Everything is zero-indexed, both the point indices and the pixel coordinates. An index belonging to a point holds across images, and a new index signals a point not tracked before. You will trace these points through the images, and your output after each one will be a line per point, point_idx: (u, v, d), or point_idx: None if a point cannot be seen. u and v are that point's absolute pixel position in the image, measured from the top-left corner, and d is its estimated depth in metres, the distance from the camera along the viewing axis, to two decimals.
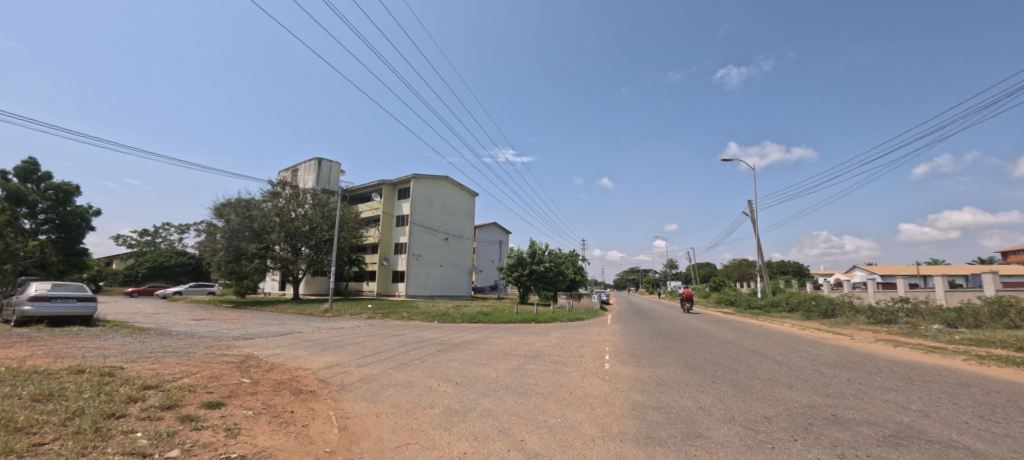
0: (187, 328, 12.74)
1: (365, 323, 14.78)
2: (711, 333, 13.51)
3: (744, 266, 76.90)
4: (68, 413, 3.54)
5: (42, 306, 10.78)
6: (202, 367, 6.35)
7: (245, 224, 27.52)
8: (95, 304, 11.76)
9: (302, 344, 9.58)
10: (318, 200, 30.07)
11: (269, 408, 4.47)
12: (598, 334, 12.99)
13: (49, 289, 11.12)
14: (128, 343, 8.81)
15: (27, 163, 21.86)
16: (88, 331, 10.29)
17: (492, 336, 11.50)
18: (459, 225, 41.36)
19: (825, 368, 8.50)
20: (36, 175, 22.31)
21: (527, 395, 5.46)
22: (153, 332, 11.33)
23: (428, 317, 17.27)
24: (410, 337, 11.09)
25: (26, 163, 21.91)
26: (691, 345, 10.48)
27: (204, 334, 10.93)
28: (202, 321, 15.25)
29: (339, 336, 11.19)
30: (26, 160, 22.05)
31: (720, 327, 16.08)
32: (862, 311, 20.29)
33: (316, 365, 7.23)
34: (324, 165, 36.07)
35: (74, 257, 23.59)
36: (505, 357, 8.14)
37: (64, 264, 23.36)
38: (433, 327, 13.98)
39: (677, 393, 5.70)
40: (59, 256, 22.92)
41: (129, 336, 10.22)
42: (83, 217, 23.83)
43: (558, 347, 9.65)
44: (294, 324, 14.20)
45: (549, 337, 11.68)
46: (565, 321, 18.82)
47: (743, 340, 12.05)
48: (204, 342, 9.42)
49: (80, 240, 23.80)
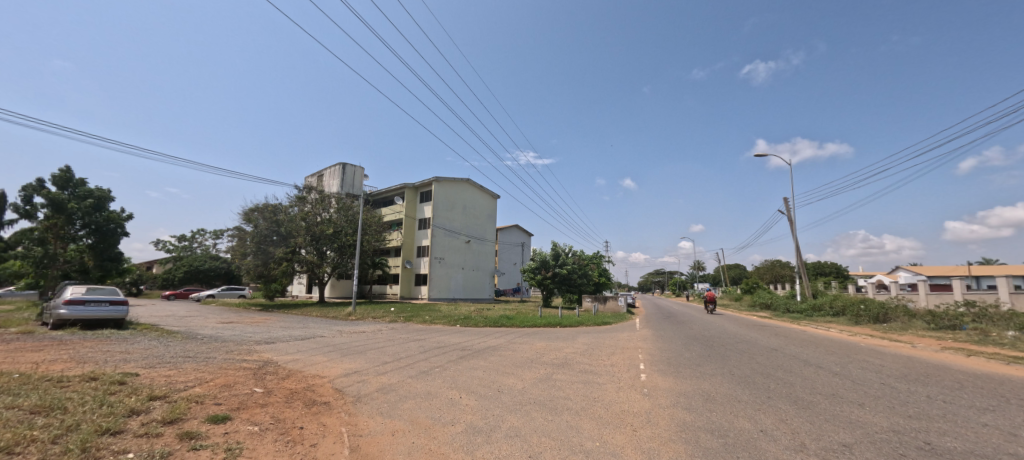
0: (213, 331, 12.91)
1: (386, 327, 14.56)
2: (753, 340, 12.46)
3: (778, 267, 73.24)
4: (60, 429, 3.24)
5: (77, 310, 11.24)
6: (216, 375, 6.11)
7: (272, 229, 28.17)
8: (126, 307, 12.16)
9: (322, 348, 9.37)
10: (342, 204, 30.50)
11: (278, 424, 4.08)
12: (628, 340, 12.23)
13: (84, 293, 11.61)
14: (153, 347, 8.82)
15: (65, 170, 23.14)
16: (118, 334, 10.51)
17: (516, 342, 10.99)
18: (481, 227, 41.12)
19: (896, 382, 7.46)
20: (72, 182, 23.56)
21: (558, 411, 4.88)
22: (181, 336, 11.49)
23: (450, 321, 16.93)
24: (431, 343, 10.70)
25: (64, 171, 23.20)
26: (734, 353, 9.60)
27: (228, 338, 10.95)
28: (229, 324, 15.50)
29: (360, 340, 10.96)
30: (64, 167, 23.30)
31: (761, 333, 14.90)
32: (920, 316, 18.48)
33: (334, 373, 6.91)
34: (348, 170, 36.65)
35: (109, 262, 24.65)
36: (531, 365, 7.58)
37: (100, 269, 24.41)
38: (455, 331, 13.60)
39: (730, 412, 4.99)
40: (97, 260, 24.10)
41: (156, 339, 10.32)
42: (119, 222, 25.06)
43: (587, 355, 9.02)
44: (317, 328, 14.16)
45: (576, 343, 11.05)
46: (591, 325, 18.07)
47: (791, 348, 10.99)
48: (227, 347, 9.37)
49: (115, 245, 24.96)
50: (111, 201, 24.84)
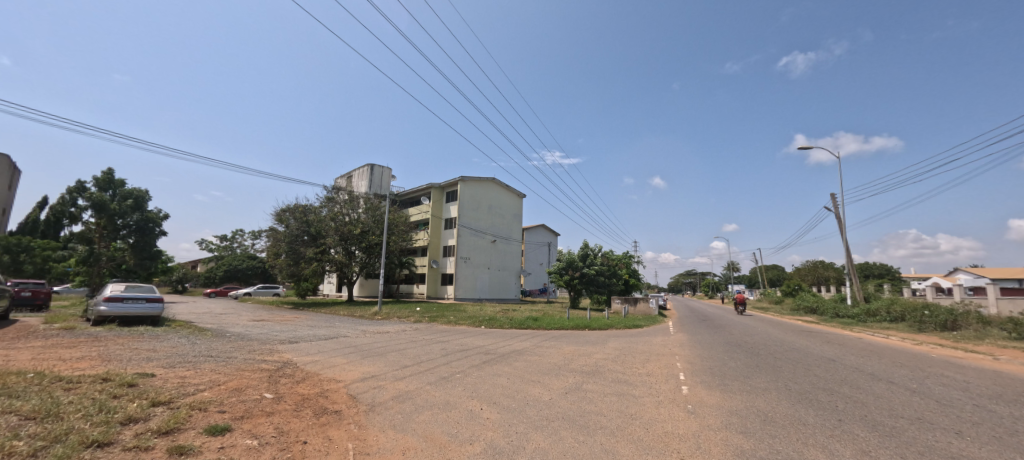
0: (242, 329, 13.16)
1: (410, 328, 14.35)
2: (805, 349, 11.25)
3: (820, 268, 68.74)
4: (45, 440, 2.98)
5: (116, 306, 11.82)
6: (231, 377, 5.90)
7: (303, 229, 28.91)
8: (161, 305, 12.65)
9: (344, 350, 9.15)
10: (370, 204, 30.87)
11: (280, 438, 3.71)
12: (663, 345, 11.35)
13: (122, 291, 12.18)
14: (180, 346, 8.90)
15: (106, 173, 24.60)
16: (152, 331, 10.83)
17: (542, 346, 10.40)
18: (507, 227, 40.68)
19: (993, 403, 6.30)
20: (114, 184, 25.00)
21: (591, 430, 4.27)
22: (211, 333, 11.72)
23: (475, 322, 16.57)
24: (454, 345, 10.29)
25: (104, 172, 24.67)
26: (786, 363, 8.60)
27: (254, 337, 11.04)
28: (259, 322, 15.87)
29: (382, 341, 10.71)
30: (104, 169, 24.76)
31: (813, 340, 13.53)
32: (997, 324, 16.27)
33: (350, 377, 6.57)
34: (376, 171, 37.22)
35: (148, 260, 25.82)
36: (559, 374, 6.95)
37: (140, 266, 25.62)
38: (479, 333, 13.20)
39: (798, 440, 4.19)
40: (137, 258, 25.31)
41: (186, 337, 10.53)
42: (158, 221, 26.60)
43: (619, 362, 8.31)
44: (342, 327, 14.16)
45: (607, 348, 10.33)
46: (622, 328, 17.20)
47: (851, 357, 9.80)
48: (250, 346, 9.33)
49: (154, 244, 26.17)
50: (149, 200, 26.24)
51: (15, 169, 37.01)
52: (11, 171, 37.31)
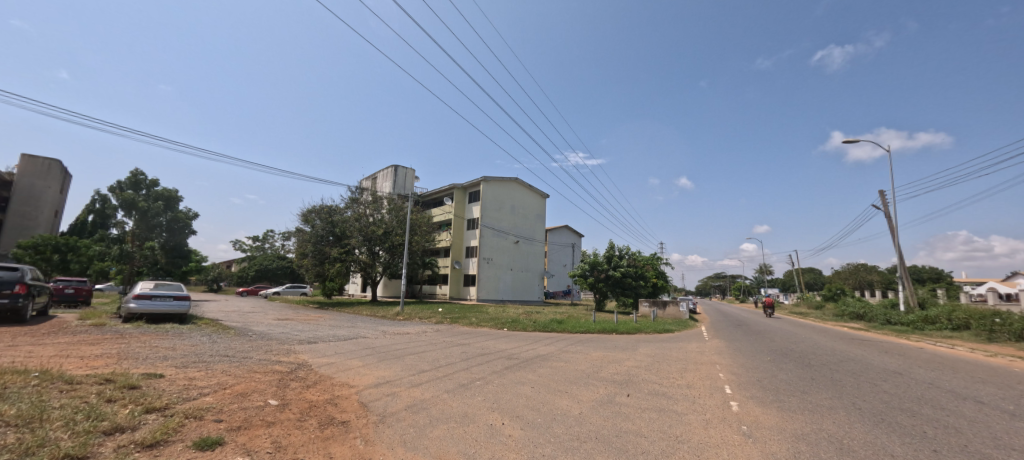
0: (265, 328, 13.21)
1: (431, 329, 14.01)
2: (864, 358, 10.07)
3: (863, 271, 64.46)
4: (12, 453, 2.65)
5: (145, 304, 12.17)
6: (239, 380, 5.61)
7: (328, 230, 29.35)
8: (188, 303, 12.91)
9: (362, 351, 8.83)
10: (393, 205, 31.02)
11: (275, 453, 3.29)
12: (700, 352, 10.45)
13: (152, 290, 12.54)
14: (199, 345, 8.86)
15: (136, 174, 25.67)
16: (177, 330, 10.97)
17: (569, 351, 9.77)
18: (529, 227, 40.06)
19: None
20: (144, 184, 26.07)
21: (630, 456, 3.63)
22: (235, 332, 11.79)
23: (498, 323, 16.08)
24: (475, 348, 9.80)
25: (134, 174, 25.87)
26: (847, 374, 7.59)
27: (274, 336, 10.97)
28: (283, 321, 15.98)
29: (401, 343, 10.36)
30: (134, 171, 25.97)
31: (870, 349, 12.21)
32: None
33: (364, 382, 6.16)
34: (400, 172, 37.50)
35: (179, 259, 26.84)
36: (589, 384, 6.30)
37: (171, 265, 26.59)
38: (501, 335, 12.71)
39: None
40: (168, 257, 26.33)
41: (209, 335, 10.54)
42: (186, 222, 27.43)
43: (655, 370, 7.57)
44: (363, 327, 13.99)
45: (639, 355, 9.57)
46: (651, 332, 16.28)
47: (919, 368, 8.62)
48: (268, 345, 9.18)
49: (184, 243, 27.13)
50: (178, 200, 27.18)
51: (67, 174, 39.73)
52: (64, 176, 40.07)
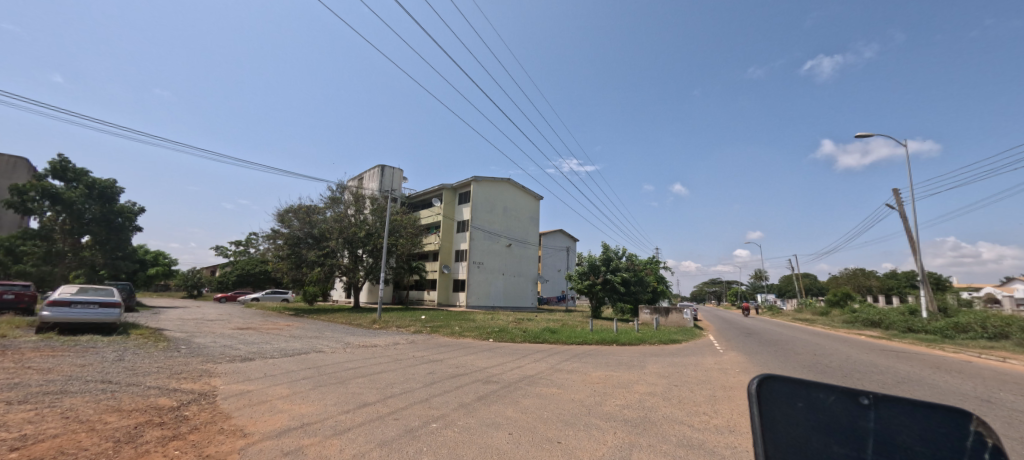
0: (209, 340, 11.31)
1: (404, 340, 12.07)
2: (923, 378, 8.19)
3: (861, 276, 62.80)
4: None
5: (61, 312, 10.35)
6: (69, 430, 3.73)
7: (306, 231, 27.34)
8: (117, 311, 11.06)
9: (301, 371, 6.96)
10: (377, 205, 29.12)
11: None
12: (721, 371, 8.61)
13: (73, 295, 10.77)
14: (92, 365, 6.98)
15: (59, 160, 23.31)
16: (87, 344, 9.08)
17: (564, 371, 7.90)
18: (523, 230, 38.20)
19: None
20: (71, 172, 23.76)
21: None
22: (166, 345, 9.93)
23: (483, 333, 14.17)
24: (447, 367, 7.92)
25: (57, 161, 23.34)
26: None
27: (207, 352, 9.07)
28: (240, 332, 14.08)
29: (361, 359, 8.48)
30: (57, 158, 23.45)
31: (917, 364, 10.31)
32: None
33: (268, 427, 4.29)
34: (387, 172, 35.58)
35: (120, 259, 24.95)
36: (591, 427, 4.45)
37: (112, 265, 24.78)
38: (484, 349, 10.82)
39: None
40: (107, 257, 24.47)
41: (124, 351, 8.67)
42: (123, 214, 25.14)
43: (678, 402, 5.70)
44: (326, 339, 12.10)
45: (650, 376, 7.74)
46: (656, 343, 14.46)
47: (1002, 394, 6.83)
48: (184, 365, 7.31)
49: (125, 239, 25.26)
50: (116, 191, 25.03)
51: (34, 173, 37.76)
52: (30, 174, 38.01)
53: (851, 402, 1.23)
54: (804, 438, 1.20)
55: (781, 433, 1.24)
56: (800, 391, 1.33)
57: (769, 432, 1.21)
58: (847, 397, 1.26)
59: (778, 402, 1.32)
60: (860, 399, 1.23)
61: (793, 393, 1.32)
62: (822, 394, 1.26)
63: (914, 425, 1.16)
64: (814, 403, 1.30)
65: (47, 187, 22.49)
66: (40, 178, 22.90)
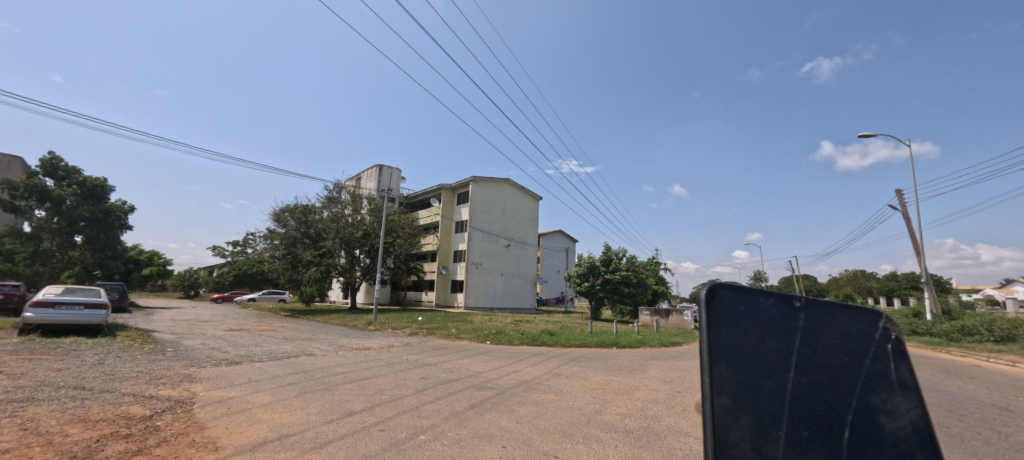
0: (197, 343, 10.98)
1: (398, 343, 11.78)
2: (935, 384, 7.88)
3: (862, 277, 62.54)
4: None
5: (44, 313, 10.04)
6: (24, 445, 3.43)
7: (302, 231, 27.05)
8: (103, 312, 10.75)
9: (287, 376, 6.65)
10: (374, 205, 28.81)
11: None
12: None
13: (58, 296, 10.46)
14: (68, 369, 6.67)
15: (51, 158, 23.09)
16: (69, 347, 8.76)
17: (563, 375, 7.61)
18: (522, 231, 37.91)
19: None
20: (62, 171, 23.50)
21: None
22: (152, 348, 9.62)
23: (480, 335, 13.86)
24: (441, 372, 7.60)
25: (49, 159, 23.12)
26: (943, 415, 5.51)
27: (193, 354, 8.77)
28: (231, 333, 13.75)
29: (352, 363, 8.18)
30: (49, 156, 23.21)
31: (926, 369, 10.01)
32: None
33: (244, 440, 3.99)
34: (385, 172, 35.30)
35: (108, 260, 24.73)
36: (591, 439, 4.17)
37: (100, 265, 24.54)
38: (481, 352, 10.52)
39: None
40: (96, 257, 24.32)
41: (107, 354, 8.37)
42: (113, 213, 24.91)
43: (683, 410, 5.41)
44: (319, 341, 11.78)
45: (652, 381, 7.45)
46: (657, 346, 14.16)
47: (1020, 402, 6.53)
48: (165, 369, 7.00)
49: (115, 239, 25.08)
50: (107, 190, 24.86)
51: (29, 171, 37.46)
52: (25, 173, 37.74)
53: (785, 305, 1.19)
54: (742, 343, 1.15)
55: (722, 337, 1.17)
56: (743, 295, 1.23)
57: (714, 341, 1.13)
58: (782, 300, 1.21)
59: (723, 307, 1.20)
60: (793, 300, 1.19)
61: (737, 297, 1.21)
62: (764, 297, 1.20)
63: (831, 322, 1.20)
64: (754, 306, 1.22)
65: (39, 185, 22.23)
66: (31, 176, 22.65)
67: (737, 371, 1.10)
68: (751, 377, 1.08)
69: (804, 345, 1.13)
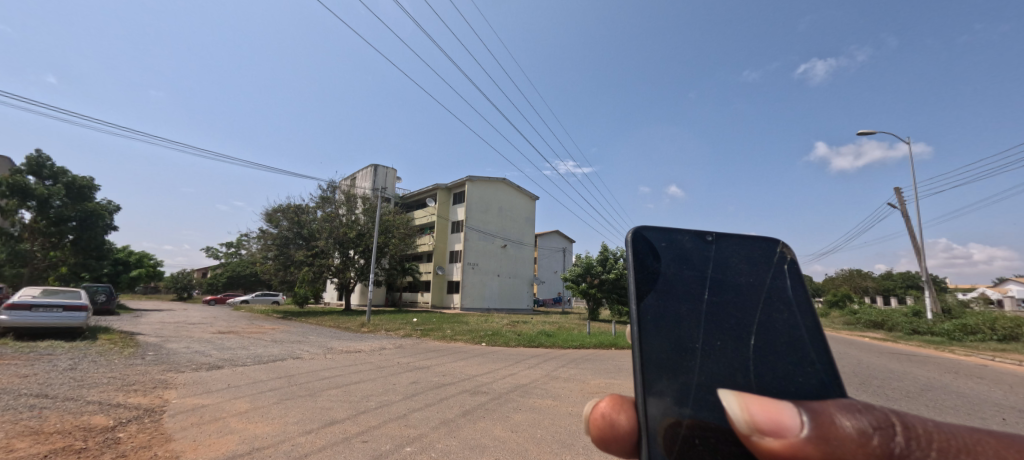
0: (181, 346, 10.56)
1: (391, 345, 11.41)
2: (946, 385, 7.61)
3: (858, 277, 62.56)
4: None
5: (21, 316, 9.62)
6: None
7: (295, 231, 26.66)
8: (83, 314, 10.34)
9: (269, 382, 6.27)
10: (368, 205, 28.43)
11: None
12: None
13: (35, 297, 10.02)
14: (35, 375, 6.27)
15: (36, 156, 22.53)
16: (42, 351, 8.35)
17: (561, 378, 7.29)
18: (519, 230, 37.60)
19: None
20: (47, 169, 22.95)
21: None
22: (132, 351, 9.21)
23: (476, 337, 13.52)
24: (434, 375, 7.25)
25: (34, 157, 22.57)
26: (961, 418, 5.22)
27: (174, 358, 8.37)
28: (219, 336, 13.33)
29: (340, 367, 7.81)
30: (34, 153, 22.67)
31: (933, 369, 9.74)
32: None
33: (212, 454, 3.63)
34: (380, 171, 34.92)
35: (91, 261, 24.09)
36: (591, 450, 3.83)
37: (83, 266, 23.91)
38: (476, 354, 10.19)
39: None
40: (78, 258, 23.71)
41: (82, 358, 7.96)
42: (98, 213, 24.34)
43: None
44: (308, 343, 11.39)
45: None
46: None
47: None
48: (140, 375, 6.60)
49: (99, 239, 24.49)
50: (92, 189, 24.29)
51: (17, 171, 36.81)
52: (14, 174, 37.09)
53: (700, 240, 1.01)
54: (668, 283, 0.91)
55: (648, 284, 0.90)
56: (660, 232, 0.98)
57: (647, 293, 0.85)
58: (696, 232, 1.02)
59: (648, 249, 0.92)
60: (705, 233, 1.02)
61: (659, 235, 0.96)
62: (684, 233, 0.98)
63: (744, 252, 1.04)
64: (672, 242, 0.98)
65: (20, 183, 21.55)
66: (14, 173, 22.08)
67: (664, 322, 0.85)
68: (679, 324, 0.86)
69: (717, 278, 0.97)
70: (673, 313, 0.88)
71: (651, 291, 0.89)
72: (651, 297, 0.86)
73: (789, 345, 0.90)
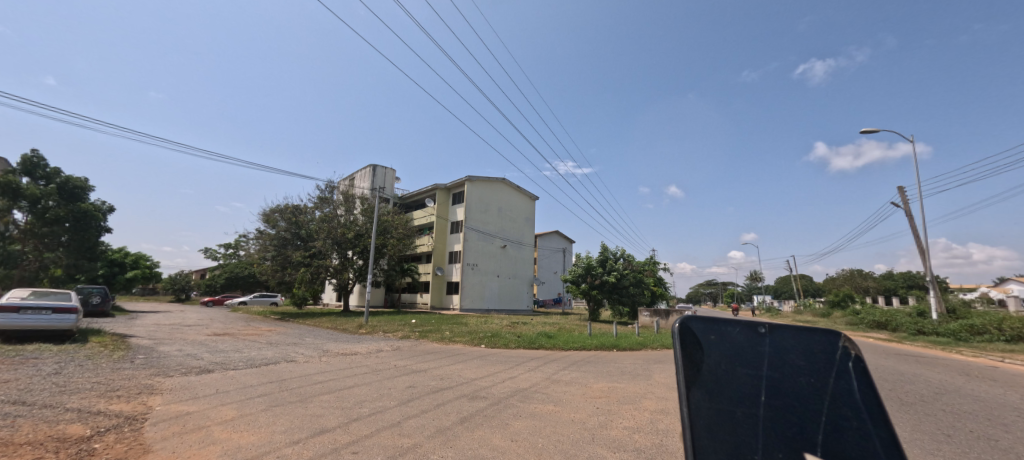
0: (173, 348, 10.32)
1: (389, 348, 11.17)
2: (960, 388, 7.36)
3: (859, 277, 62.13)
4: None
5: (8, 318, 9.36)
6: None
7: (293, 231, 26.43)
8: (73, 317, 10.10)
9: (259, 387, 6.03)
10: (367, 205, 28.27)
11: None
12: None
13: (24, 299, 9.76)
14: (17, 380, 6.05)
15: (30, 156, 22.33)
16: (28, 354, 8.11)
17: (563, 382, 7.06)
18: (518, 231, 37.38)
19: None
20: (40, 169, 22.72)
21: None
22: (122, 354, 8.98)
23: (475, 339, 13.28)
24: (432, 379, 7.02)
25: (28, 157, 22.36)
26: (983, 425, 4.99)
27: (165, 362, 8.15)
28: (213, 338, 13.09)
29: (335, 370, 7.59)
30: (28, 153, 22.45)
31: (944, 371, 9.47)
32: None
33: None
34: (378, 171, 34.73)
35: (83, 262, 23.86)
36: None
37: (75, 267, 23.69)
38: (475, 356, 9.96)
39: None
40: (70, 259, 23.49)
41: (68, 362, 7.72)
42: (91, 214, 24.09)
43: None
44: (304, 346, 11.16)
45: (658, 387, 6.92)
46: (658, 348, 13.62)
47: None
48: (127, 379, 6.37)
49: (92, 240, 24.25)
50: (86, 189, 24.03)
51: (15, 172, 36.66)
52: None
53: (749, 334, 1.21)
54: (714, 368, 1.11)
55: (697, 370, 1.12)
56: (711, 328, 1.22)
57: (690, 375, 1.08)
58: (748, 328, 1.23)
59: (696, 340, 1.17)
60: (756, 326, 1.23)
61: (707, 327, 1.20)
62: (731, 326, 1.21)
63: (798, 346, 1.20)
64: (722, 335, 1.21)
65: (12, 183, 21.38)
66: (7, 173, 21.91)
67: (713, 400, 1.04)
68: (727, 406, 1.03)
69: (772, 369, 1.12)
70: (725, 397, 1.05)
71: (702, 377, 1.09)
72: (700, 385, 1.06)
73: (853, 434, 0.97)
